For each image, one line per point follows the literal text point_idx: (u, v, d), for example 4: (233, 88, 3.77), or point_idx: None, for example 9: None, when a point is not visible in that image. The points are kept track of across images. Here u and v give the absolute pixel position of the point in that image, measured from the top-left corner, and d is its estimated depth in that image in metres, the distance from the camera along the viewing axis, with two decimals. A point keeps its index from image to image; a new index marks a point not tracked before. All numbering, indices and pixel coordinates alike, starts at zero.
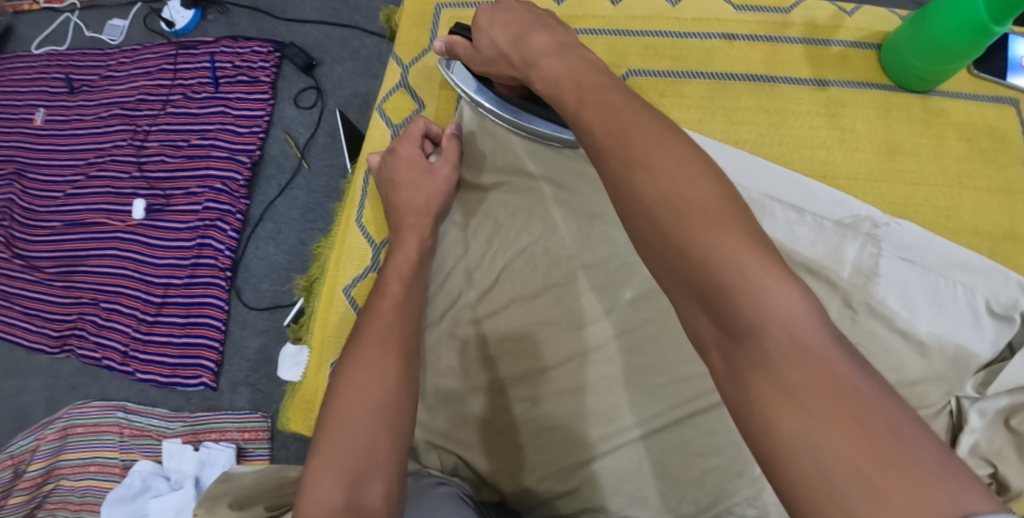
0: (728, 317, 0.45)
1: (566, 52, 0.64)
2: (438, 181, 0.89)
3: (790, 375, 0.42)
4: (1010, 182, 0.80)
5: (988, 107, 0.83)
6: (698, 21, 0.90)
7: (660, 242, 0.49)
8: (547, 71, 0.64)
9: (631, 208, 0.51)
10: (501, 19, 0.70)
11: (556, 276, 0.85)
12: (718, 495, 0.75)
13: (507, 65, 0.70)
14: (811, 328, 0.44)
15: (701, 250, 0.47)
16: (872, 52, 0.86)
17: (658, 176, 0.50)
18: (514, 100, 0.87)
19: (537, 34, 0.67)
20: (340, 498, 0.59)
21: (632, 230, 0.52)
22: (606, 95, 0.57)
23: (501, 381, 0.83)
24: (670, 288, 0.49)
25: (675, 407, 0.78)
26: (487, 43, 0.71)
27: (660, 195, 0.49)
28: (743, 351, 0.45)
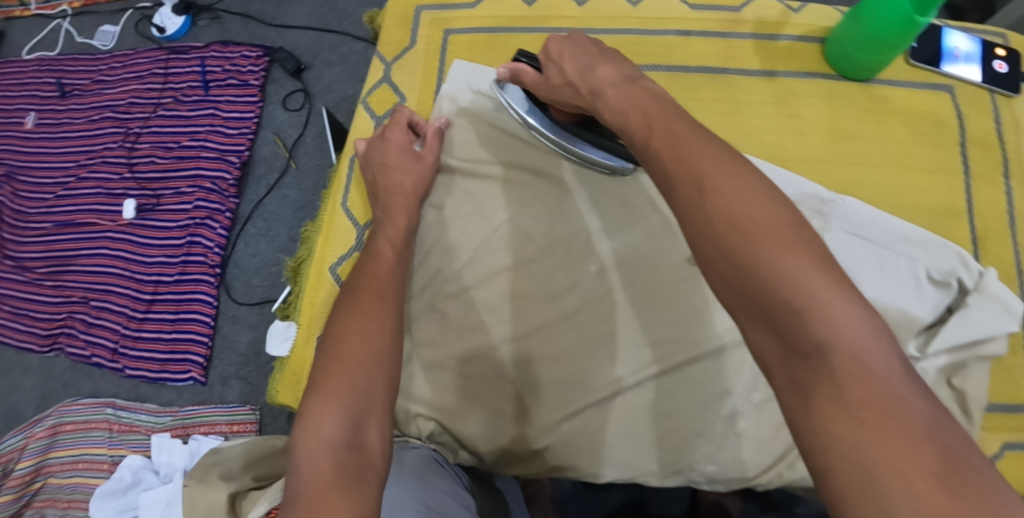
0: (791, 336, 0.43)
1: (633, 83, 0.62)
2: (426, 166, 0.85)
3: (851, 391, 0.41)
4: (949, 162, 0.83)
5: (925, 94, 0.85)
6: (658, 19, 0.93)
7: (727, 261, 0.46)
8: (612, 102, 0.61)
9: (699, 227, 0.48)
10: (569, 51, 0.69)
11: (528, 251, 0.81)
12: (685, 456, 0.75)
13: (574, 94, 0.68)
14: (876, 350, 0.42)
15: (773, 271, 0.44)
16: (818, 45, 0.89)
17: (732, 201, 0.48)
18: (569, 127, 0.82)
19: (604, 67, 0.65)
20: (340, 435, 0.56)
21: (699, 257, 0.48)
22: (675, 123, 0.54)
23: (476, 351, 0.79)
24: (734, 310, 0.47)
25: (638, 370, 0.76)
26: (555, 73, 0.70)
27: (733, 217, 0.47)
28: (804, 368, 0.43)
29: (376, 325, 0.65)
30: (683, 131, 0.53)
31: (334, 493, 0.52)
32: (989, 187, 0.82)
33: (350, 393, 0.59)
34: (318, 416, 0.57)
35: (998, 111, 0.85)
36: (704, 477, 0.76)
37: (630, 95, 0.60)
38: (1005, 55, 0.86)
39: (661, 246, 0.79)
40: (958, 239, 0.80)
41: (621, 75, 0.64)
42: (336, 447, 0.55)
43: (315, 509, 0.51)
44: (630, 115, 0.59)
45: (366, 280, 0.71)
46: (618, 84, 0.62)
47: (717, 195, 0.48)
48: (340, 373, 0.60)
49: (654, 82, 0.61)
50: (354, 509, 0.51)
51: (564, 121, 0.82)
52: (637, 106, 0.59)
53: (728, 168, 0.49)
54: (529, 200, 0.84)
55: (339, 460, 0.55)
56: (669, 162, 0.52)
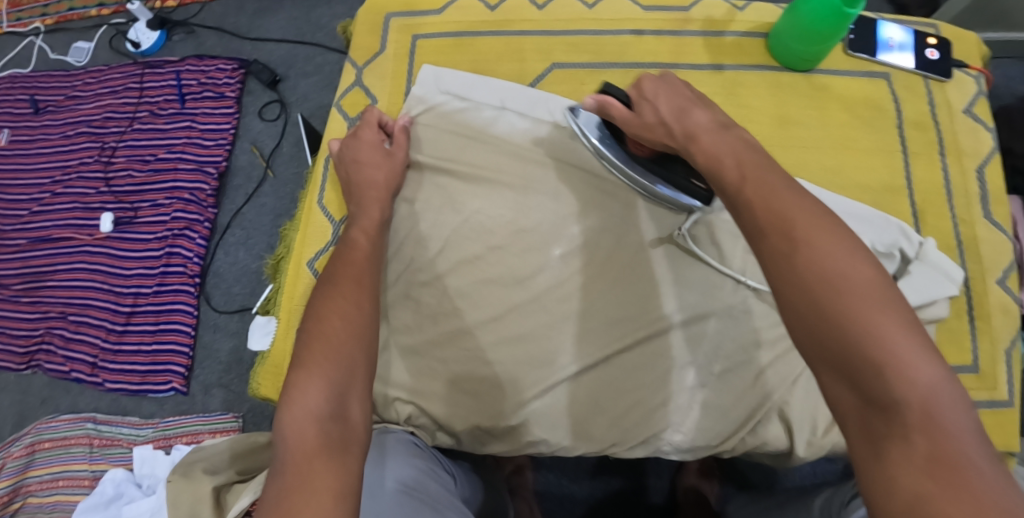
0: (871, 389, 0.46)
1: (727, 130, 0.64)
2: (395, 161, 0.88)
3: (923, 445, 0.44)
4: (889, 143, 0.89)
5: (864, 82, 0.91)
6: (613, 20, 0.99)
7: (812, 310, 0.49)
8: (709, 148, 0.63)
9: (791, 279, 0.51)
10: (664, 91, 0.71)
11: (499, 238, 0.85)
12: (650, 427, 0.79)
13: (666, 135, 0.69)
14: (950, 410, 0.45)
15: (857, 327, 0.47)
16: (762, 40, 0.95)
17: (824, 256, 0.51)
18: (646, 163, 0.82)
19: (699, 111, 0.67)
20: (325, 406, 0.60)
21: (786, 306, 0.51)
22: (767, 176, 0.57)
23: (451, 334, 0.82)
24: (812, 358, 0.50)
25: (606, 347, 0.80)
26: (650, 112, 0.71)
27: (824, 272, 0.50)
28: (880, 420, 0.46)
29: (354, 306, 0.70)
30: (778, 185, 0.56)
31: (320, 460, 0.56)
32: (926, 165, 0.88)
33: (333, 368, 0.63)
34: (303, 388, 0.61)
35: (932, 95, 0.91)
36: (672, 446, 0.80)
37: (728, 143, 0.62)
38: (936, 44, 0.93)
39: (623, 230, 0.84)
40: (898, 214, 0.86)
41: (716, 122, 0.65)
42: (321, 418, 0.59)
43: (304, 476, 0.55)
44: (725, 162, 0.60)
45: (342, 266, 0.75)
46: (713, 130, 0.64)
47: (809, 247, 0.51)
48: (323, 350, 0.64)
49: (746, 133, 0.63)
50: (339, 474, 0.56)
51: (641, 156, 0.82)
52: (734, 153, 0.61)
53: (823, 226, 0.52)
54: (496, 189, 0.87)
55: (324, 430, 0.59)
56: (760, 213, 0.55)
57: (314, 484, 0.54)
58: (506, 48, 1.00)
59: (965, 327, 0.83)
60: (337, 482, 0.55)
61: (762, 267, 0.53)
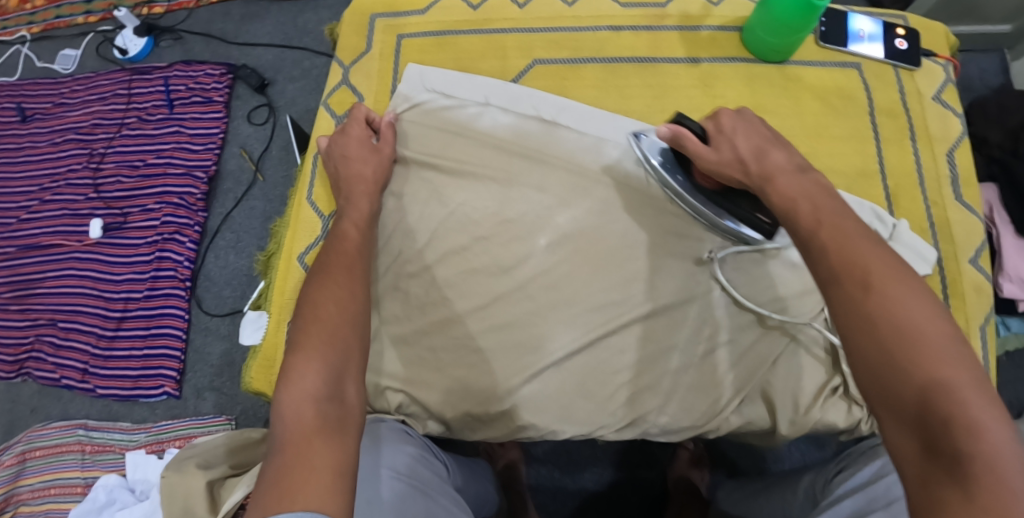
0: (936, 439, 0.48)
1: (803, 173, 0.67)
2: (383, 154, 0.90)
3: (982, 496, 0.45)
4: (861, 129, 0.93)
5: (835, 72, 0.95)
6: (592, 17, 1.01)
7: (880, 358, 0.52)
8: (784, 189, 0.66)
9: (864, 326, 0.54)
10: (742, 130, 0.74)
11: (485, 229, 0.87)
12: (636, 409, 0.81)
13: (739, 171, 0.72)
14: (1016, 469, 0.46)
15: (923, 375, 0.50)
16: (736, 34, 0.98)
17: (898, 308, 0.53)
18: (712, 195, 0.82)
19: (776, 152, 0.71)
20: (323, 388, 0.64)
21: (853, 350, 0.54)
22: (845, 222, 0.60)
23: (440, 322, 0.84)
24: (876, 405, 0.52)
25: (591, 331, 0.82)
26: (726, 147, 0.74)
27: (898, 321, 0.53)
28: (938, 468, 0.48)
29: (347, 293, 0.73)
30: (855, 233, 0.59)
31: (319, 438, 0.60)
32: (898, 151, 0.92)
33: (330, 351, 0.67)
34: (302, 371, 0.64)
35: (902, 83, 0.95)
36: (658, 428, 0.82)
37: (803, 185, 0.66)
38: (904, 34, 0.97)
39: (606, 218, 0.86)
40: (871, 198, 0.90)
41: (794, 165, 0.69)
42: (319, 399, 0.63)
43: (302, 453, 0.58)
44: (800, 206, 0.64)
45: (334, 255, 0.78)
46: (790, 172, 0.68)
47: (883, 295, 0.54)
48: (320, 334, 0.68)
49: (821, 178, 0.67)
50: (336, 452, 0.59)
51: (706, 187, 0.82)
52: (809, 197, 0.64)
53: (899, 278, 0.55)
54: (482, 182, 0.89)
55: (322, 410, 0.62)
56: (834, 257, 0.57)
57: (312, 462, 0.58)
58: (487, 46, 1.02)
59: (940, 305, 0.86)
60: (333, 460, 0.59)
61: (833, 312, 0.56)
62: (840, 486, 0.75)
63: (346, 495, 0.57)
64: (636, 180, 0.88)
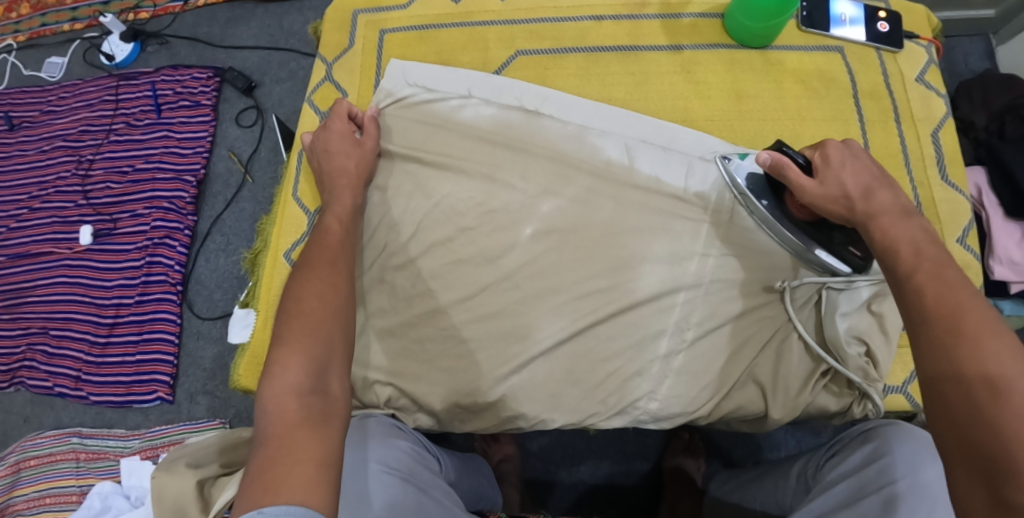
0: (1007, 491, 0.51)
1: (909, 218, 0.68)
2: (365, 147, 0.90)
3: None
4: (843, 112, 0.94)
5: (817, 56, 0.96)
6: (573, 7, 1.01)
7: (966, 408, 0.55)
8: (889, 230, 0.67)
9: (954, 376, 0.56)
10: (851, 165, 0.74)
11: (470, 220, 0.86)
12: (626, 396, 0.81)
13: (843, 208, 0.73)
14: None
15: (1006, 429, 0.52)
16: (718, 20, 0.98)
17: (990, 360, 0.55)
18: (803, 225, 0.81)
19: (883, 192, 0.71)
20: (306, 381, 0.63)
21: (936, 393, 0.57)
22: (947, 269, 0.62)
23: (426, 314, 0.84)
24: (951, 453, 0.55)
25: (579, 319, 0.81)
26: (832, 181, 0.73)
27: (988, 374, 0.55)
28: None
29: (331, 286, 0.72)
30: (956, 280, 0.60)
31: (302, 431, 0.59)
32: (883, 132, 0.94)
33: (312, 344, 0.66)
34: (284, 364, 0.64)
35: (885, 66, 0.96)
36: (649, 415, 0.82)
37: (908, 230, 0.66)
38: (886, 17, 0.98)
39: (590, 206, 0.86)
40: None
41: (901, 207, 0.70)
42: (302, 392, 0.62)
43: (286, 445, 0.58)
44: (901, 249, 0.65)
45: (317, 249, 0.77)
46: (895, 215, 0.69)
47: (976, 345, 0.56)
48: (303, 327, 0.68)
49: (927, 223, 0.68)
50: (322, 445, 0.59)
51: (800, 217, 0.81)
52: (912, 242, 0.66)
53: (994, 330, 0.56)
54: (467, 174, 0.89)
55: (306, 404, 0.62)
56: (929, 300, 0.60)
57: (296, 454, 0.57)
58: (469, 39, 1.02)
59: None
60: (319, 452, 0.58)
61: (921, 353, 0.59)
62: (831, 471, 0.75)
63: (329, 486, 0.57)
64: (619, 166, 0.88)
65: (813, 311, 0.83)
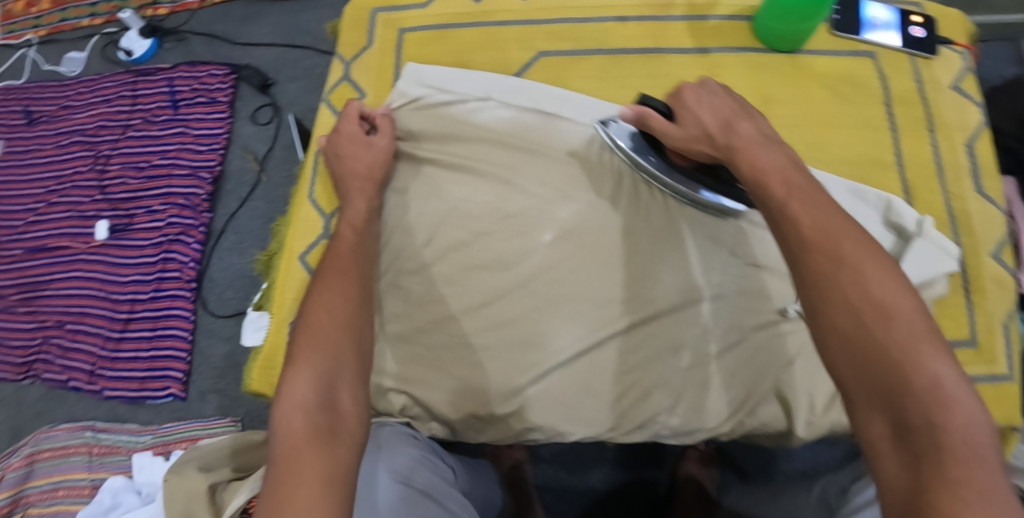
0: (908, 412, 0.49)
1: (772, 145, 0.67)
2: (377, 151, 0.88)
3: (954, 469, 0.46)
4: (872, 119, 0.91)
5: (848, 61, 0.93)
6: (596, 7, 0.99)
7: (860, 339, 0.52)
8: (756, 160, 0.66)
9: (839, 304, 0.54)
10: (708, 102, 0.73)
11: (487, 225, 0.84)
12: (646, 409, 0.79)
13: (710, 146, 0.72)
14: (986, 442, 0.47)
15: (900, 351, 0.51)
16: (746, 23, 0.95)
17: (867, 283, 0.54)
18: (688, 171, 0.82)
19: (744, 124, 0.70)
20: (313, 396, 0.62)
21: (825, 324, 0.54)
22: (817, 196, 0.60)
23: (440, 320, 0.81)
24: (851, 385, 0.52)
25: (598, 330, 0.79)
26: (692, 121, 0.74)
27: (870, 298, 0.53)
28: (913, 442, 0.48)
29: (341, 298, 0.72)
30: (824, 205, 0.60)
31: (309, 448, 0.58)
32: (915, 140, 0.91)
33: (321, 360, 0.65)
34: (291, 382, 0.63)
35: (917, 72, 0.93)
36: (669, 430, 0.80)
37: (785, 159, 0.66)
38: (921, 21, 0.95)
39: (612, 212, 0.84)
40: (887, 188, 0.89)
41: (761, 136, 0.69)
42: (310, 408, 0.61)
43: (293, 464, 0.57)
44: (770, 180, 0.63)
45: (331, 259, 0.77)
46: (758, 143, 0.68)
47: (854, 270, 0.55)
48: (311, 344, 0.66)
49: (789, 149, 0.67)
50: (326, 462, 0.57)
51: (682, 165, 0.82)
52: (778, 171, 0.64)
53: (869, 255, 0.56)
54: (488, 176, 0.87)
55: (313, 420, 0.60)
56: (809, 231, 0.58)
57: (301, 472, 0.56)
58: (488, 39, 1.00)
59: (962, 302, 0.86)
60: (324, 469, 0.57)
61: (805, 287, 0.56)
62: (858, 494, 0.71)
63: (335, 504, 0.54)
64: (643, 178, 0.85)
65: None
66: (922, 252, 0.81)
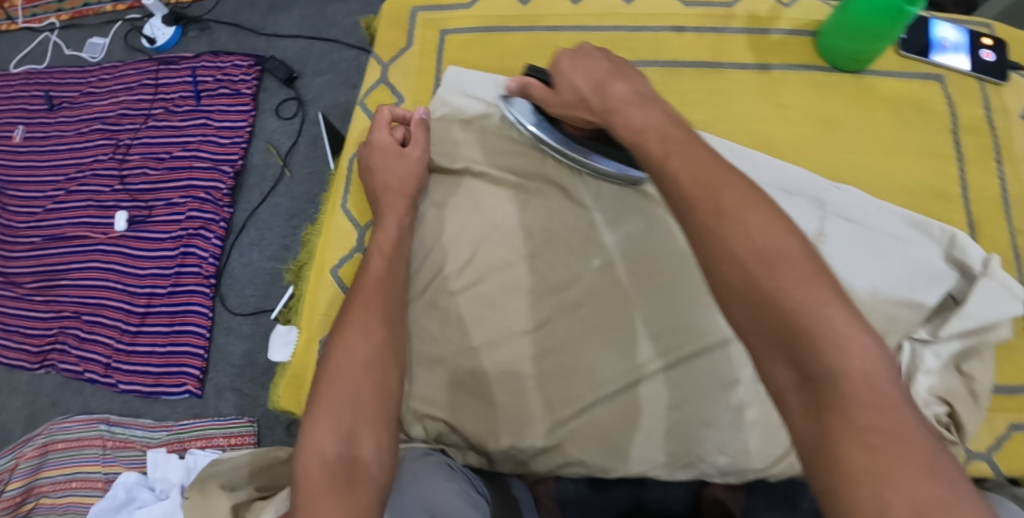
0: (809, 362, 0.45)
1: (649, 103, 0.65)
2: (409, 163, 0.83)
3: (862, 416, 0.43)
4: (938, 147, 0.87)
5: (915, 84, 0.89)
6: (651, 16, 0.94)
7: (748, 291, 0.49)
8: (630, 120, 0.63)
9: (726, 258, 0.50)
10: (582, 65, 0.72)
11: (531, 246, 0.82)
12: (694, 446, 0.75)
13: (587, 110, 0.71)
14: (887, 380, 0.44)
15: (789, 299, 0.47)
16: (808, 39, 0.91)
17: (752, 233, 0.50)
18: (583, 141, 0.82)
19: (618, 83, 0.68)
20: (333, 449, 0.60)
21: (718, 281, 0.51)
22: (695, 147, 0.57)
23: (483, 344, 0.78)
24: (749, 338, 0.49)
25: (645, 363, 0.76)
26: (567, 87, 0.73)
27: (753, 245, 0.50)
28: (818, 393, 0.45)
29: (362, 334, 0.69)
30: (705, 155, 0.56)
31: (327, 498, 0.56)
32: (982, 171, 0.86)
33: (340, 408, 0.63)
34: (312, 434, 0.61)
35: (987, 99, 0.89)
36: (716, 469, 0.76)
37: (648, 115, 0.63)
38: (991, 45, 0.90)
39: (665, 239, 0.80)
40: (952, 221, 0.84)
41: (636, 94, 0.66)
42: (328, 460, 0.59)
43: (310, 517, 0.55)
44: (648, 139, 0.60)
45: (359, 289, 0.74)
46: (635, 103, 0.65)
47: (737, 225, 0.51)
48: (330, 393, 0.64)
49: (665, 105, 0.65)
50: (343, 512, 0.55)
51: (578, 135, 0.82)
52: (656, 128, 0.61)
53: (749, 202, 0.52)
54: (535, 194, 0.84)
55: (332, 470, 0.58)
56: (688, 187, 0.54)
57: None
58: (536, 45, 0.96)
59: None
60: None
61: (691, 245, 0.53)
62: None
63: None
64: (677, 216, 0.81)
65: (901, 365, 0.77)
66: (988, 291, 0.75)
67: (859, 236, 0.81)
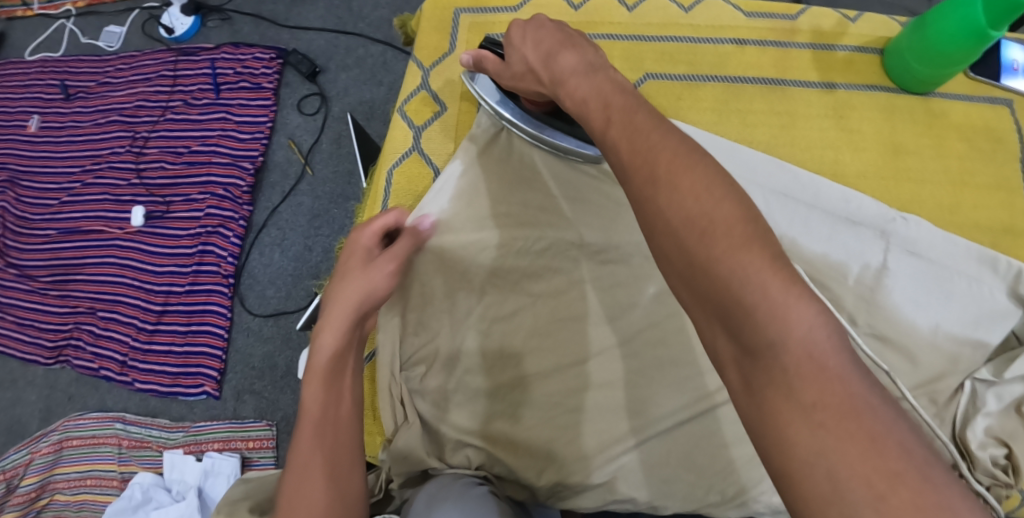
0: (745, 332, 0.42)
1: (595, 72, 0.59)
2: (374, 276, 0.68)
3: (807, 392, 0.39)
4: (1007, 179, 0.83)
5: (985, 108, 0.85)
6: (711, 27, 0.90)
7: (683, 261, 0.44)
8: (575, 91, 0.59)
9: (659, 222, 0.45)
10: (533, 37, 0.66)
11: (583, 272, 0.79)
12: (748, 485, 0.72)
13: (536, 81, 0.67)
14: (828, 349, 0.40)
15: (725, 268, 0.42)
16: (877, 57, 0.88)
17: (686, 200, 0.44)
18: (540, 116, 0.81)
19: (567, 53, 0.62)
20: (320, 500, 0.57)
21: (656, 250, 0.46)
22: (635, 115, 0.52)
23: (532, 374, 0.76)
24: (690, 305, 0.45)
25: (699, 400, 0.74)
26: (519, 59, 0.68)
27: (683, 209, 0.44)
28: (756, 369, 0.41)
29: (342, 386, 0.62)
30: (644, 122, 0.51)
31: None
32: None
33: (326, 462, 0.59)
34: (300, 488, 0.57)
35: None
36: (768, 508, 0.73)
37: (592, 83, 0.58)
38: None
39: None
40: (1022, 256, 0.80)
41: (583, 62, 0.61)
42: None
43: None
44: (589, 106, 0.56)
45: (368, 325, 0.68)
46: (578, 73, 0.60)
47: (669, 188, 0.45)
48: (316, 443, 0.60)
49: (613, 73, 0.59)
50: None
51: (534, 110, 0.81)
52: (598, 95, 0.56)
53: (686, 163, 0.46)
54: (589, 216, 0.81)
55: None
56: (624, 156, 0.49)
57: None
58: None
59: None
60: None
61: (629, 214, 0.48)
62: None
63: None
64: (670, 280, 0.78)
65: (961, 406, 0.73)
66: None
67: (922, 270, 0.77)
